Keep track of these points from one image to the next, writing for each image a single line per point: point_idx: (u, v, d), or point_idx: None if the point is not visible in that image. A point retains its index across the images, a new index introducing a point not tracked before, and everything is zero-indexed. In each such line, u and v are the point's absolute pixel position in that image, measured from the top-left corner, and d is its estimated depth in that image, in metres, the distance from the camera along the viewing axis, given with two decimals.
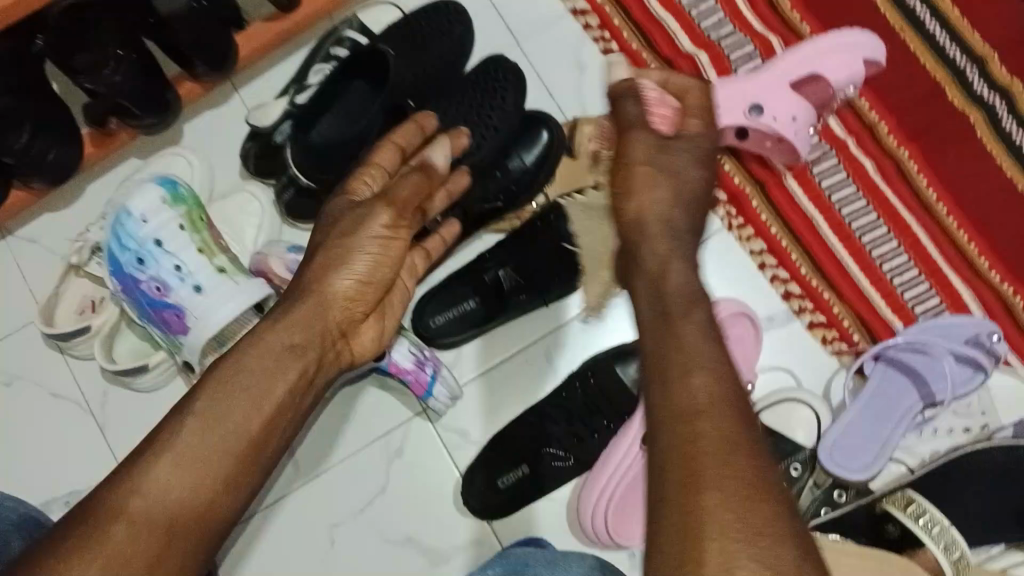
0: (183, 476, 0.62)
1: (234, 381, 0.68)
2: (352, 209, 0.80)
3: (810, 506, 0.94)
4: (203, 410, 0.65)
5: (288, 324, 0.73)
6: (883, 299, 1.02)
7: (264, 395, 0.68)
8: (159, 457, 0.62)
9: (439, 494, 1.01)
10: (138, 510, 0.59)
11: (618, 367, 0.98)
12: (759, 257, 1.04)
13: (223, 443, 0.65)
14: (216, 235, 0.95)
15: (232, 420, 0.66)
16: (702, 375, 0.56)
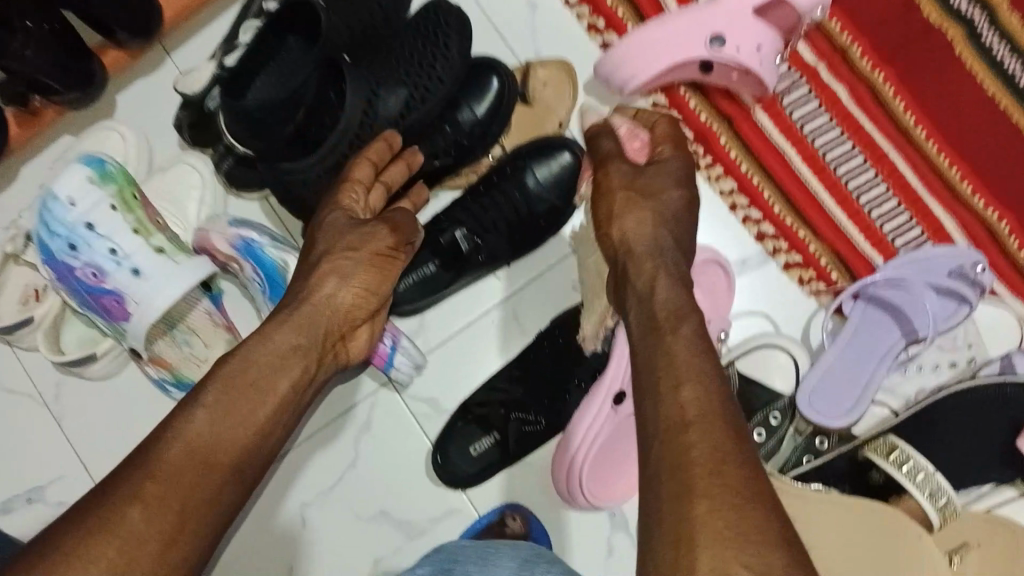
0: (195, 465, 0.64)
1: (243, 375, 0.69)
2: (352, 225, 0.81)
3: (792, 455, 0.91)
4: (213, 401, 0.67)
5: (290, 321, 0.74)
6: (862, 234, 0.97)
7: (266, 390, 0.70)
8: (171, 445, 0.64)
9: (411, 466, 0.98)
10: (151, 495, 0.61)
11: None
12: (730, 197, 0.99)
13: (231, 435, 0.67)
14: (152, 213, 0.90)
15: (238, 412, 0.68)
16: (690, 387, 0.54)
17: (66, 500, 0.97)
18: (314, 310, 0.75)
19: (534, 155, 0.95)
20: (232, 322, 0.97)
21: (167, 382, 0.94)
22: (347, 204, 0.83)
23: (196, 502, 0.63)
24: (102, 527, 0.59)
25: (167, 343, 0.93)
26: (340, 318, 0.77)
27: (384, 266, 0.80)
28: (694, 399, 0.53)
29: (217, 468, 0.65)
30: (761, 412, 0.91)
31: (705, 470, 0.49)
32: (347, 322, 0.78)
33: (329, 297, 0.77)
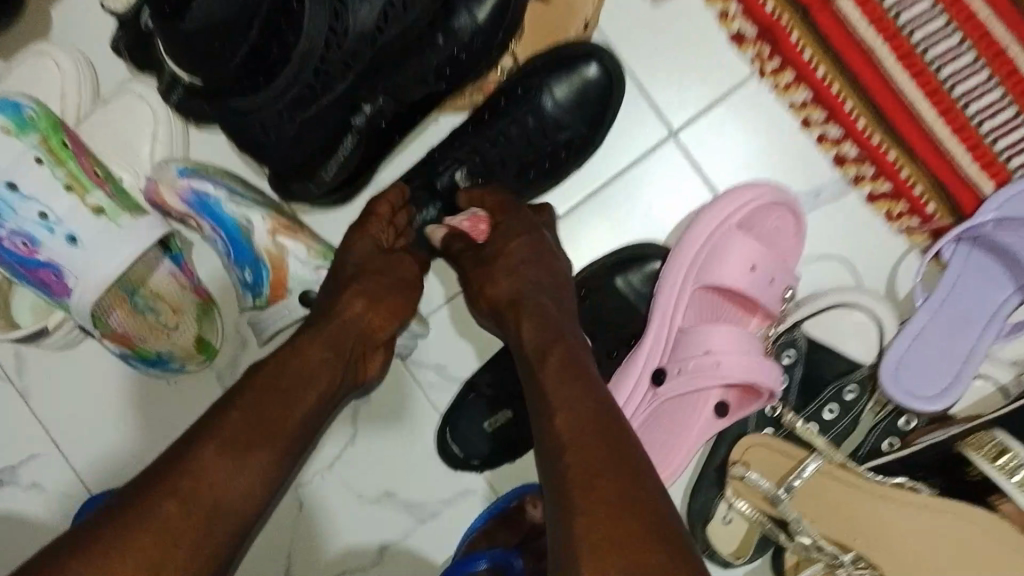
0: (228, 469, 0.56)
1: (278, 378, 0.62)
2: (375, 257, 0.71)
3: (870, 438, 0.76)
4: (246, 401, 0.60)
5: (322, 335, 0.66)
6: (968, 154, 0.76)
7: (294, 398, 0.62)
8: (202, 444, 0.57)
9: (418, 444, 0.84)
10: (187, 494, 0.54)
11: (617, 278, 0.80)
12: (802, 112, 0.78)
13: (261, 441, 0.59)
14: (88, 163, 0.75)
15: (274, 418, 0.60)
16: (562, 416, 0.57)
17: (43, 481, 0.87)
18: (340, 330, 0.67)
19: (552, 73, 0.78)
20: (199, 284, 0.82)
21: (129, 357, 0.79)
22: (372, 228, 0.72)
23: (228, 502, 0.56)
24: (133, 525, 0.52)
25: (126, 314, 0.76)
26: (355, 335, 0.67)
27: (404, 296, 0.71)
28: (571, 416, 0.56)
29: (244, 478, 0.57)
30: (832, 387, 0.76)
31: (605, 504, 0.50)
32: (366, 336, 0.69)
33: (355, 317, 0.68)
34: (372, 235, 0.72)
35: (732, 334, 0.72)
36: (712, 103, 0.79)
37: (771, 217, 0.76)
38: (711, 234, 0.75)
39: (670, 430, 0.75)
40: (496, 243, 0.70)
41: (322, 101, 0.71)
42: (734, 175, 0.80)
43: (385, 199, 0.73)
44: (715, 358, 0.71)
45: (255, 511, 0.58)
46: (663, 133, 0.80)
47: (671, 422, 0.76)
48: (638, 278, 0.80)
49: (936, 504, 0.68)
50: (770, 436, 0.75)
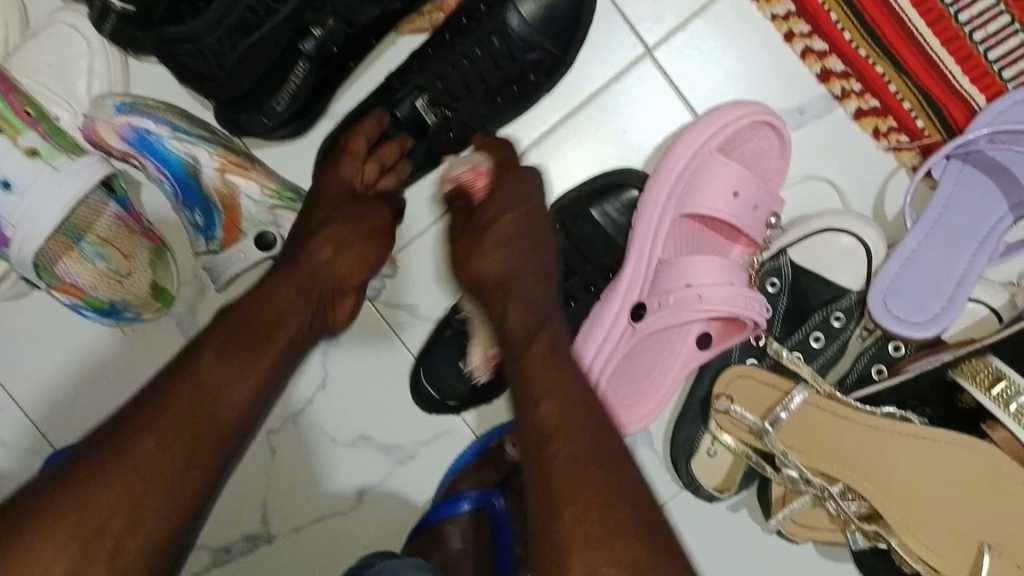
0: (197, 421, 0.53)
1: (245, 323, 0.58)
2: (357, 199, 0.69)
3: (859, 366, 0.73)
4: (219, 343, 0.56)
5: (291, 279, 0.62)
6: (959, 65, 0.72)
7: (260, 344, 0.57)
8: (177, 382, 0.54)
9: (392, 385, 0.81)
10: (163, 429, 0.51)
11: (595, 210, 0.76)
12: (785, 25, 0.73)
13: (223, 392, 0.55)
14: (17, 102, 0.69)
15: (245, 353, 0.56)
16: (546, 403, 0.53)
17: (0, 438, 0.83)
18: (311, 275, 0.63)
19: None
20: (151, 228, 0.77)
21: (81, 307, 0.76)
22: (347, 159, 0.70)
23: (201, 448, 0.53)
24: (106, 466, 0.50)
25: (75, 262, 0.71)
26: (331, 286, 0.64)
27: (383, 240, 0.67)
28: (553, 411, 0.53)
29: (221, 421, 0.54)
30: (819, 313, 0.73)
31: (591, 480, 0.49)
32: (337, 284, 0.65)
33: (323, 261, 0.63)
34: (348, 176, 0.70)
35: (712, 265, 0.68)
36: (691, 16, 0.74)
37: (754, 138, 0.72)
38: (690, 158, 0.71)
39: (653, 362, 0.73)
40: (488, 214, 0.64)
41: (267, 25, 0.66)
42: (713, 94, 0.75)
43: (363, 132, 0.71)
44: (697, 291, 0.68)
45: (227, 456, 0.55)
46: (639, 52, 0.75)
47: (655, 355, 0.73)
48: (617, 209, 0.76)
49: (938, 436, 0.65)
50: (755, 368, 0.72)
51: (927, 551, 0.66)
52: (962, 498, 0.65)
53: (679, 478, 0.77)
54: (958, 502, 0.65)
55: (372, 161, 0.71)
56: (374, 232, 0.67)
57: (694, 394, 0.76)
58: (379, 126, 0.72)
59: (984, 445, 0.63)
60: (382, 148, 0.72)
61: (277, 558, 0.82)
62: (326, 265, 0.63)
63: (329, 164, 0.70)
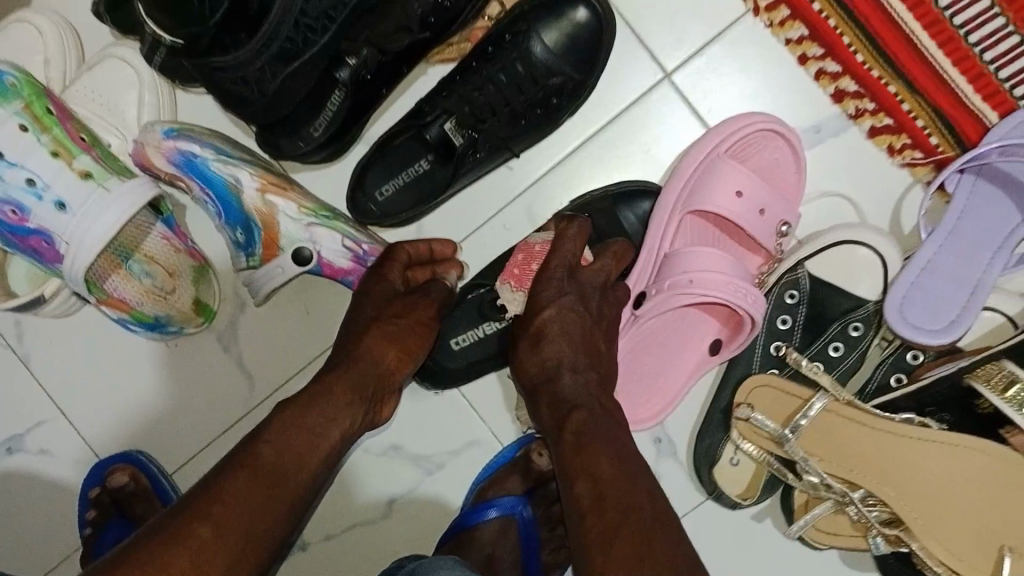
0: (251, 485, 0.55)
1: (303, 417, 0.59)
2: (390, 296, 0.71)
3: (877, 375, 0.75)
4: (273, 433, 0.58)
5: (347, 375, 0.64)
6: (972, 84, 0.74)
7: (315, 442, 0.59)
8: (237, 469, 0.55)
9: (423, 397, 0.83)
10: (222, 518, 0.52)
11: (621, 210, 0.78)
12: (798, 48, 0.76)
13: (281, 490, 0.56)
14: (72, 129, 0.74)
15: (303, 448, 0.58)
16: (584, 482, 0.55)
17: (51, 448, 0.87)
18: (364, 372, 0.65)
19: (538, 23, 0.76)
20: (196, 247, 0.82)
21: (128, 321, 0.80)
22: (388, 265, 0.72)
23: (268, 517, 0.55)
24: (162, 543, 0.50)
25: (123, 279, 0.77)
26: (378, 372, 0.66)
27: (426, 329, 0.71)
28: (611, 471, 0.54)
29: (284, 493, 0.56)
30: (836, 324, 0.75)
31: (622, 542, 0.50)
32: (386, 377, 0.67)
33: (378, 361, 0.67)
34: (392, 277, 0.73)
35: (707, 252, 0.70)
36: (707, 43, 0.77)
37: (765, 149, 0.76)
38: (704, 159, 0.75)
39: (675, 356, 0.77)
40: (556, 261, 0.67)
41: (306, 55, 0.70)
42: (729, 116, 0.78)
43: (409, 247, 0.75)
44: (689, 275, 0.70)
45: (294, 521, 0.58)
46: (658, 75, 0.78)
47: (669, 348, 0.77)
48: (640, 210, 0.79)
49: (957, 441, 0.66)
50: (773, 375, 0.74)
51: (942, 555, 0.67)
52: (981, 509, 0.67)
53: (703, 487, 0.78)
54: (976, 510, 0.67)
55: (412, 275, 0.75)
56: (419, 318, 0.70)
57: (715, 403, 0.77)
58: (431, 250, 0.77)
59: (997, 446, 0.65)
60: (418, 269, 0.76)
61: (314, 564, 0.85)
62: (378, 360, 0.67)
63: (373, 268, 0.74)
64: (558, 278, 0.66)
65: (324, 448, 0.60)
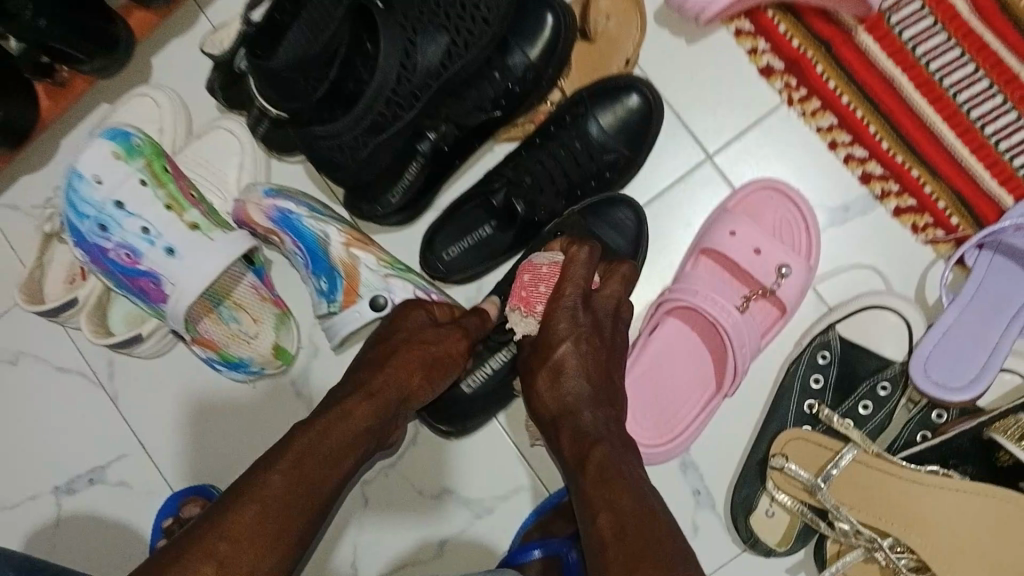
0: (258, 514, 0.58)
1: (315, 447, 0.63)
2: (424, 325, 0.75)
3: (906, 431, 0.81)
4: (288, 466, 0.61)
5: (369, 401, 0.68)
6: (987, 170, 0.83)
7: (327, 473, 0.63)
8: (246, 503, 0.59)
9: (476, 444, 0.90)
10: (226, 555, 0.56)
11: (591, 221, 0.86)
12: (829, 135, 0.85)
13: (287, 517, 0.60)
14: (185, 185, 0.84)
15: (316, 477, 0.62)
16: (605, 515, 0.58)
17: (128, 481, 0.94)
18: (386, 399, 0.69)
19: (597, 106, 0.86)
20: (280, 296, 0.91)
21: (214, 362, 0.88)
22: (433, 306, 0.78)
23: (277, 548, 0.58)
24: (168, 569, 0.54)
25: (212, 322, 0.87)
26: (398, 399, 0.70)
27: (453, 364, 0.74)
28: (633, 505, 0.58)
29: (302, 513, 0.60)
30: (866, 383, 0.82)
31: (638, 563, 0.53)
32: (410, 397, 0.71)
33: (405, 385, 0.71)
34: (429, 310, 0.77)
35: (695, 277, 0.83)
36: (744, 129, 0.87)
37: (775, 206, 0.85)
38: (714, 214, 0.87)
39: (689, 386, 0.85)
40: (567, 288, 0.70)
41: (394, 127, 0.79)
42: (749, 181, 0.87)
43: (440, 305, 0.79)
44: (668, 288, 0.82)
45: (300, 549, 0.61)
46: (701, 156, 0.87)
47: (682, 382, 0.85)
48: (622, 214, 0.86)
49: (962, 486, 0.72)
50: (804, 429, 0.80)
51: None
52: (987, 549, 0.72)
53: (739, 537, 0.83)
54: (983, 552, 0.72)
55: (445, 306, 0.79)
56: (450, 347, 0.74)
57: (751, 457, 0.83)
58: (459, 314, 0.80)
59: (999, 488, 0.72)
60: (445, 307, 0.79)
61: None
62: (404, 380, 0.70)
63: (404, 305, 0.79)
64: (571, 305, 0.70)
65: (335, 479, 0.64)
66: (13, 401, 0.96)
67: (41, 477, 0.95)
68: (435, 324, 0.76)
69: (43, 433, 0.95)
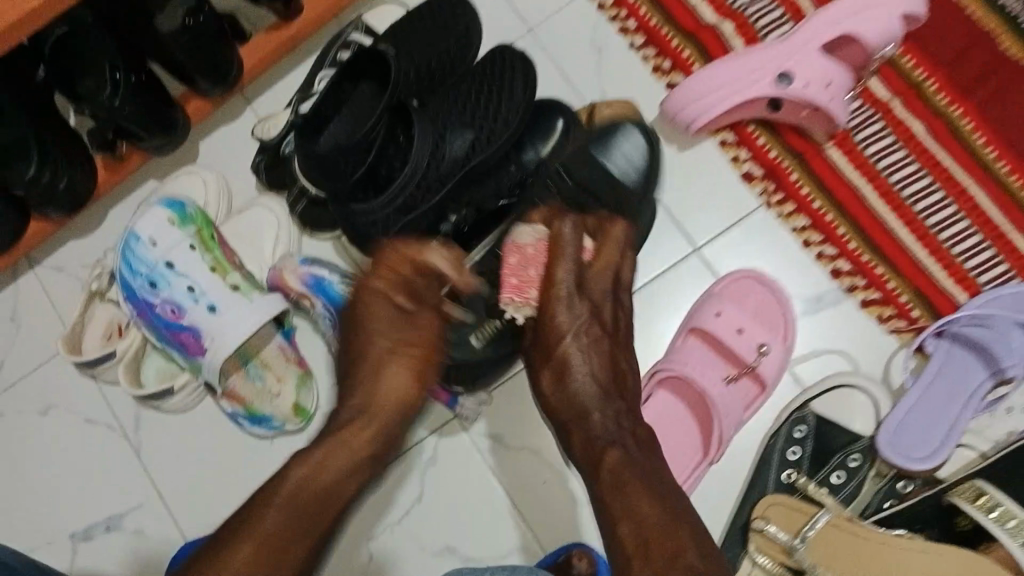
0: (253, 556, 0.64)
1: (312, 481, 0.68)
2: (395, 319, 0.74)
3: (873, 500, 0.90)
4: (282, 502, 0.67)
5: (362, 429, 0.71)
6: (944, 271, 0.93)
7: (327, 502, 0.69)
8: (243, 540, 0.65)
9: (478, 504, 0.97)
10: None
11: (602, 158, 0.94)
12: (803, 234, 0.96)
13: (287, 549, 0.65)
14: (228, 251, 0.93)
15: (313, 509, 0.68)
16: (625, 524, 0.62)
17: (143, 529, 0.99)
18: (377, 417, 0.72)
19: (595, 143, 0.95)
20: (304, 358, 0.98)
21: (240, 415, 0.95)
22: (383, 288, 0.74)
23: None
24: None
25: (240, 378, 0.94)
26: (392, 417, 0.73)
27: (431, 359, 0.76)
28: (652, 513, 0.62)
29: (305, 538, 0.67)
30: (838, 455, 0.90)
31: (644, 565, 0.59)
32: (400, 405, 0.73)
33: (398, 390, 0.73)
34: (393, 297, 0.74)
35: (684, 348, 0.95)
36: (729, 226, 0.98)
37: (758, 293, 0.95)
38: (703, 295, 0.97)
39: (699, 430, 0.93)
40: (558, 272, 0.73)
41: (420, 209, 0.89)
42: (733, 269, 0.97)
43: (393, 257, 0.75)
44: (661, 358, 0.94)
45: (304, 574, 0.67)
46: (689, 249, 0.98)
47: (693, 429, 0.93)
48: (625, 150, 0.95)
49: (926, 547, 0.79)
50: (782, 495, 0.87)
51: None
52: None
53: None
54: None
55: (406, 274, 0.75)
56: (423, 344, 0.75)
57: (735, 521, 0.90)
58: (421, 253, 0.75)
59: (963, 550, 0.78)
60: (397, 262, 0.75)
61: None
62: (394, 398, 0.73)
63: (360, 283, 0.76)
64: (567, 298, 0.73)
65: (332, 509, 0.69)
66: (40, 451, 1.02)
67: (59, 524, 1.00)
68: (399, 312, 0.74)
69: (67, 481, 1.01)
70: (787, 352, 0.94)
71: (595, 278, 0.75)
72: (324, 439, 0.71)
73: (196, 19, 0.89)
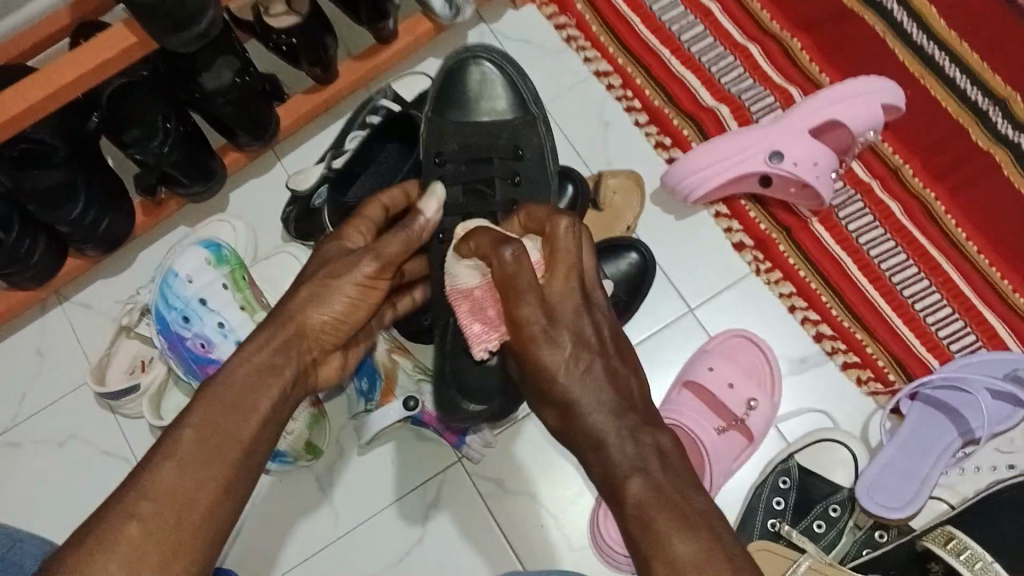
0: (191, 485, 0.60)
1: (224, 396, 0.64)
2: (342, 253, 0.76)
3: (852, 547, 0.97)
4: (200, 421, 0.62)
5: (273, 340, 0.69)
6: (917, 337, 1.01)
7: (248, 410, 0.65)
8: (160, 464, 0.60)
9: (477, 544, 1.02)
10: (147, 515, 0.57)
11: (460, 114, 0.97)
12: (789, 299, 1.05)
13: (214, 473, 0.61)
14: (256, 292, 1.00)
15: (227, 427, 0.63)
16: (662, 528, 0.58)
17: None
18: (300, 340, 0.71)
19: (448, 110, 0.97)
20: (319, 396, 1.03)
21: None
22: (348, 232, 0.78)
23: (206, 494, 0.60)
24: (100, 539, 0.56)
25: None
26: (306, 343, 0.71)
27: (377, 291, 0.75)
28: None
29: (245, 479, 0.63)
30: (820, 506, 0.98)
31: None
32: (309, 344, 0.72)
33: (319, 325, 0.72)
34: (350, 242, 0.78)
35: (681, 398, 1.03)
36: (721, 289, 1.06)
37: (746, 351, 1.02)
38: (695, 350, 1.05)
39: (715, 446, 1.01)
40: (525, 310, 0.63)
41: None
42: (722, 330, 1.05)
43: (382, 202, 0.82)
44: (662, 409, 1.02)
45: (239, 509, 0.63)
46: (684, 309, 1.06)
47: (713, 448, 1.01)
48: (485, 95, 0.97)
49: None
50: (768, 541, 0.94)
51: None
52: None
53: None
54: None
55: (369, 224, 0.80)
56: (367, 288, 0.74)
57: None
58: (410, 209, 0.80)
59: None
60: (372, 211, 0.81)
61: None
62: (311, 333, 0.72)
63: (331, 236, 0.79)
64: (543, 336, 0.63)
65: (256, 420, 0.65)
66: (57, 480, 1.06)
67: None
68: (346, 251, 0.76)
69: (82, 509, 1.05)
70: (774, 408, 1.01)
71: (560, 300, 0.64)
72: (230, 360, 0.68)
73: (243, 77, 0.97)
